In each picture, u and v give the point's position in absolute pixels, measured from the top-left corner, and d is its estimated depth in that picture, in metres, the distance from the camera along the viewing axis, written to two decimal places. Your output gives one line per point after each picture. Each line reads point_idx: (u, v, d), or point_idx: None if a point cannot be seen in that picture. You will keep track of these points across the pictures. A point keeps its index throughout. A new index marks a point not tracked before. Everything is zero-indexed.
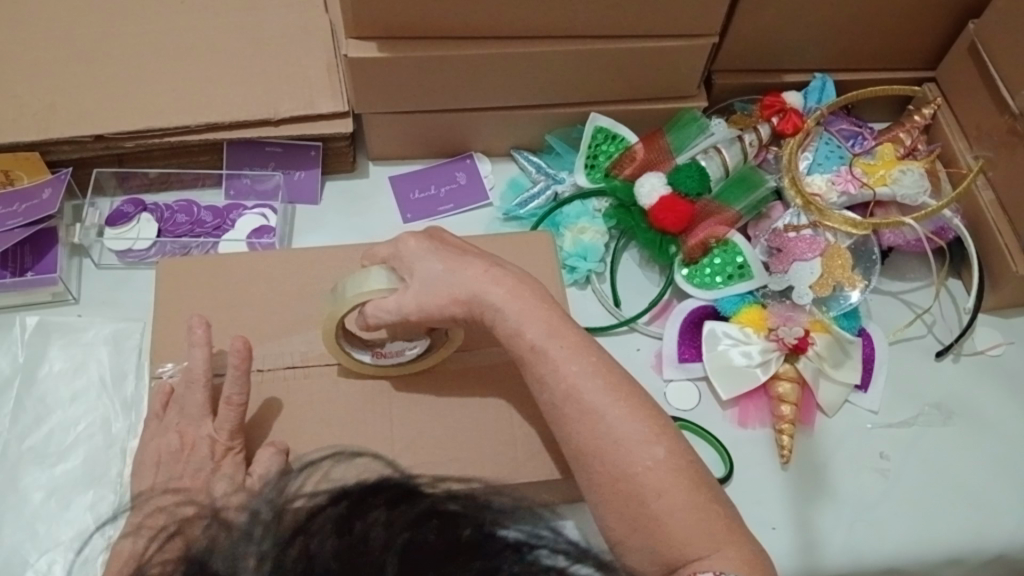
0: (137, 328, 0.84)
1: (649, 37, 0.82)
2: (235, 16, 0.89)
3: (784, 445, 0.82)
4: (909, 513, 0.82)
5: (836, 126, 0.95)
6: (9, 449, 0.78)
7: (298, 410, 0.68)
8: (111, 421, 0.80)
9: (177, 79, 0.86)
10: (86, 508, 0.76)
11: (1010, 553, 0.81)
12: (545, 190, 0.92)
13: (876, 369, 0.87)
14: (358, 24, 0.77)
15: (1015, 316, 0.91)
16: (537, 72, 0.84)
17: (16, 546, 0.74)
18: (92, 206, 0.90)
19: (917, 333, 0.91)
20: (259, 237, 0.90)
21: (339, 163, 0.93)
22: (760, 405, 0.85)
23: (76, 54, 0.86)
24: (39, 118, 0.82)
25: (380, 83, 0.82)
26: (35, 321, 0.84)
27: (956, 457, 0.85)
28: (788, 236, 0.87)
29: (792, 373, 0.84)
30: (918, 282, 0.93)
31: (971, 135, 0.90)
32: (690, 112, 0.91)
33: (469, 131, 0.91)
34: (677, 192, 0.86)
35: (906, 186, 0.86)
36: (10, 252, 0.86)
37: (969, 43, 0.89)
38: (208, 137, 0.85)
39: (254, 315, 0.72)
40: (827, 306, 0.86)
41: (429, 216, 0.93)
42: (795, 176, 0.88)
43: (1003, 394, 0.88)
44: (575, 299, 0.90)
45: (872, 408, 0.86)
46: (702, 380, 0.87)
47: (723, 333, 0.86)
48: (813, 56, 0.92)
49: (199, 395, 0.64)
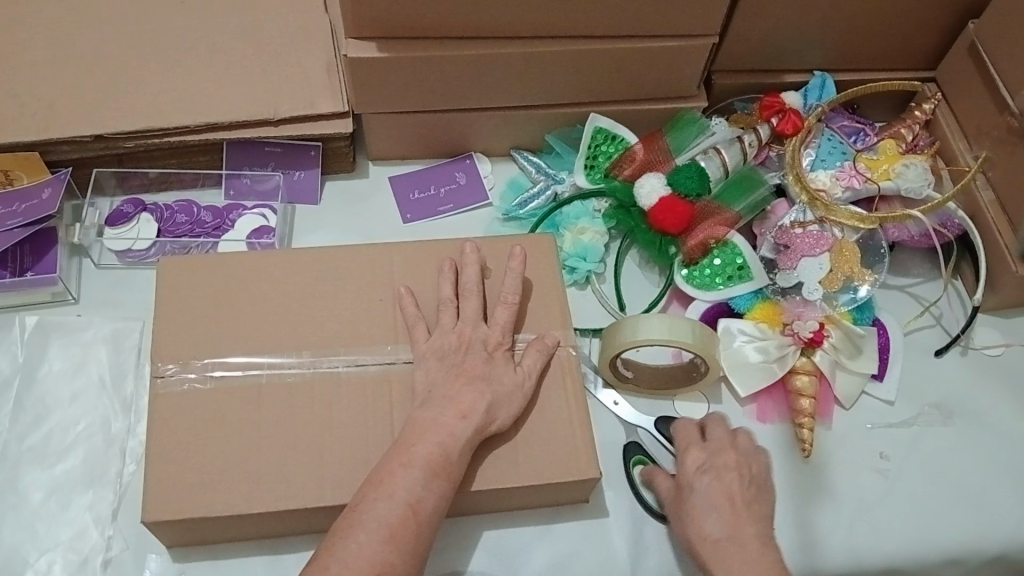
0: (136, 328, 0.84)
1: (649, 37, 0.83)
2: (237, 16, 0.89)
3: (806, 440, 0.81)
4: (910, 513, 0.81)
5: (837, 122, 0.94)
6: (9, 449, 0.78)
7: (298, 408, 0.69)
8: (110, 421, 0.80)
9: (178, 78, 0.86)
10: (86, 508, 0.76)
11: (1010, 553, 0.81)
12: (545, 190, 0.92)
13: (891, 360, 0.88)
14: (359, 24, 0.77)
15: (1014, 316, 0.92)
16: (536, 72, 0.84)
17: (16, 546, 0.74)
18: (92, 206, 0.90)
19: (927, 325, 0.91)
20: (259, 237, 0.89)
21: (339, 163, 0.93)
22: (778, 399, 0.85)
23: (77, 54, 0.86)
24: (39, 118, 0.82)
25: (379, 83, 0.82)
26: (35, 321, 0.83)
27: (956, 456, 0.84)
28: (794, 232, 0.86)
29: (809, 367, 0.83)
30: (927, 275, 0.94)
31: (971, 135, 0.90)
32: (690, 112, 0.92)
33: (470, 132, 0.92)
34: (677, 192, 0.86)
35: (910, 179, 0.87)
36: (10, 251, 0.86)
37: (969, 42, 0.89)
38: (208, 137, 0.85)
39: (254, 316, 0.72)
40: (839, 299, 0.86)
41: (429, 216, 0.93)
42: (800, 173, 0.87)
43: (1004, 393, 0.88)
44: (575, 298, 0.90)
45: (888, 399, 0.86)
46: (724, 384, 0.86)
47: (738, 330, 0.85)
48: (814, 56, 0.92)
49: (495, 358, 0.69)
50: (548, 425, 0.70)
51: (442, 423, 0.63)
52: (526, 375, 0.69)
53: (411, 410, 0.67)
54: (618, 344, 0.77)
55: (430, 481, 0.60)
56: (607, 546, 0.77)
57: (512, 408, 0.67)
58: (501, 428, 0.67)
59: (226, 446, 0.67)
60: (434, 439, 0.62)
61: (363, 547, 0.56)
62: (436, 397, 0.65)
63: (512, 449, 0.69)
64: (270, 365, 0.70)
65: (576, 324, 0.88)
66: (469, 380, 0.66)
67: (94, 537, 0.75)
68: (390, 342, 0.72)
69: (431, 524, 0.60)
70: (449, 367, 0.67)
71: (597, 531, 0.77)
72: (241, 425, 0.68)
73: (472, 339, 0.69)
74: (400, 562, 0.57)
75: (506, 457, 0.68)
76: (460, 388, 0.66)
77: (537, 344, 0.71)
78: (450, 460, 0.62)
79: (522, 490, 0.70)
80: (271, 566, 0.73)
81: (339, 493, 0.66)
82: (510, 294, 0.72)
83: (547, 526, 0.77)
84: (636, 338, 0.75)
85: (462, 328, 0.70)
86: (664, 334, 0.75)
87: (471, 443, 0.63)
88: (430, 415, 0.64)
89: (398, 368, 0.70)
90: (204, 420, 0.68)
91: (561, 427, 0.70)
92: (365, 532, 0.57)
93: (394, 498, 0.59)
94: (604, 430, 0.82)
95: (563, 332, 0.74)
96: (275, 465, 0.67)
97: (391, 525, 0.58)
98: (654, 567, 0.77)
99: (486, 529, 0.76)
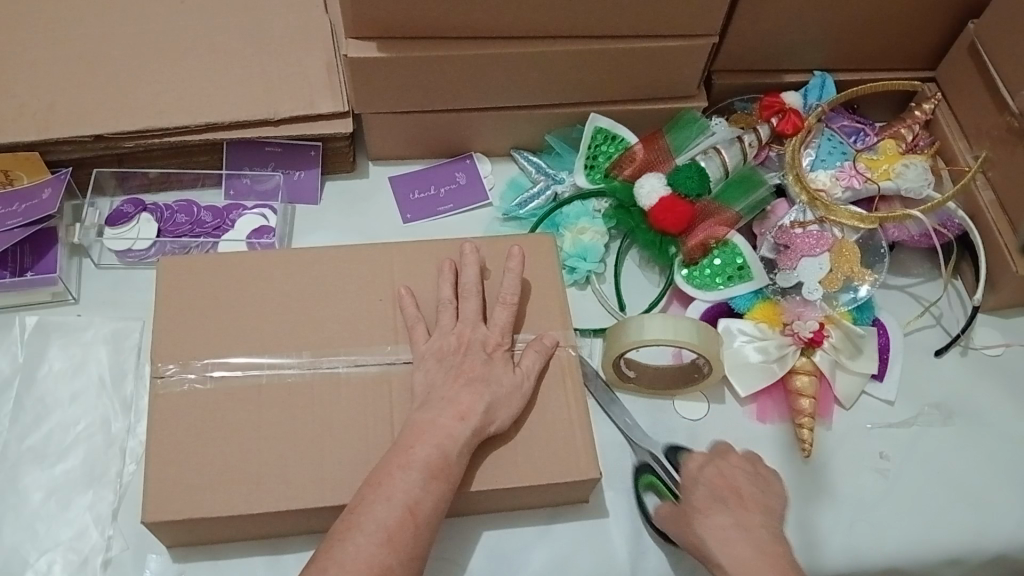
0: (136, 328, 0.84)
1: (648, 37, 0.83)
2: (236, 16, 0.89)
3: (806, 440, 0.81)
4: (910, 514, 0.81)
5: (837, 122, 0.94)
6: (9, 449, 0.78)
7: (298, 408, 0.69)
8: (110, 421, 0.80)
9: (177, 78, 0.86)
10: (86, 508, 0.76)
11: (1010, 553, 0.81)
12: (545, 190, 0.92)
13: (891, 360, 0.88)
14: (358, 24, 0.77)
15: (1014, 316, 0.92)
16: (536, 72, 0.84)
17: (16, 546, 0.74)
18: (92, 206, 0.90)
19: (927, 325, 0.91)
20: (259, 237, 0.89)
21: (339, 163, 0.93)
22: (778, 399, 0.85)
23: (77, 54, 0.86)
24: (39, 118, 0.82)
25: (379, 83, 0.82)
26: (35, 321, 0.83)
27: (956, 456, 0.84)
28: (794, 232, 0.86)
29: (809, 367, 0.83)
30: (927, 275, 0.94)
31: (971, 134, 0.90)
32: (690, 112, 0.91)
33: (470, 132, 0.92)
34: (677, 192, 0.86)
35: (910, 179, 0.87)
36: (10, 252, 0.86)
37: (969, 42, 0.89)
38: (208, 137, 0.85)
39: (253, 316, 0.72)
40: (839, 299, 0.86)
41: (429, 216, 0.93)
42: (800, 172, 0.87)
43: (1004, 393, 0.88)
44: (575, 298, 0.90)
45: (888, 399, 0.86)
46: (724, 384, 0.86)
47: (738, 330, 0.85)
48: (814, 56, 0.92)
49: (495, 359, 0.69)
50: (548, 426, 0.70)
51: (441, 425, 0.63)
52: (525, 375, 0.69)
53: (411, 411, 0.67)
54: (621, 343, 0.76)
55: (429, 482, 0.60)
56: (606, 546, 0.77)
57: (511, 408, 0.67)
58: (501, 429, 0.67)
59: (226, 446, 0.67)
60: (434, 439, 0.62)
61: (361, 550, 0.56)
62: (435, 398, 0.66)
63: (512, 449, 0.69)
64: (270, 365, 0.70)
65: (576, 324, 0.88)
66: (469, 380, 0.66)
67: (94, 537, 0.75)
68: (390, 342, 0.72)
69: (429, 526, 0.60)
70: (448, 368, 0.67)
71: (597, 531, 0.77)
72: (240, 426, 0.68)
73: (471, 340, 0.69)
74: (399, 563, 0.57)
75: (506, 457, 0.68)
76: (460, 388, 0.66)
77: (536, 345, 0.71)
78: (448, 462, 0.62)
79: (521, 489, 0.70)
80: (271, 566, 0.73)
81: (339, 494, 0.66)
82: (510, 294, 0.72)
83: (547, 526, 0.77)
84: (638, 336, 0.75)
85: (461, 330, 0.70)
86: (667, 333, 0.75)
87: (470, 443, 0.63)
88: (429, 416, 0.64)
89: (398, 368, 0.70)
90: (204, 421, 0.68)
91: (561, 427, 0.70)
92: (364, 534, 0.57)
93: (392, 500, 0.59)
94: (604, 430, 0.82)
95: (562, 332, 0.74)
96: (275, 465, 0.67)
97: (388, 527, 0.58)
98: (654, 567, 0.77)
99: (486, 530, 0.76)
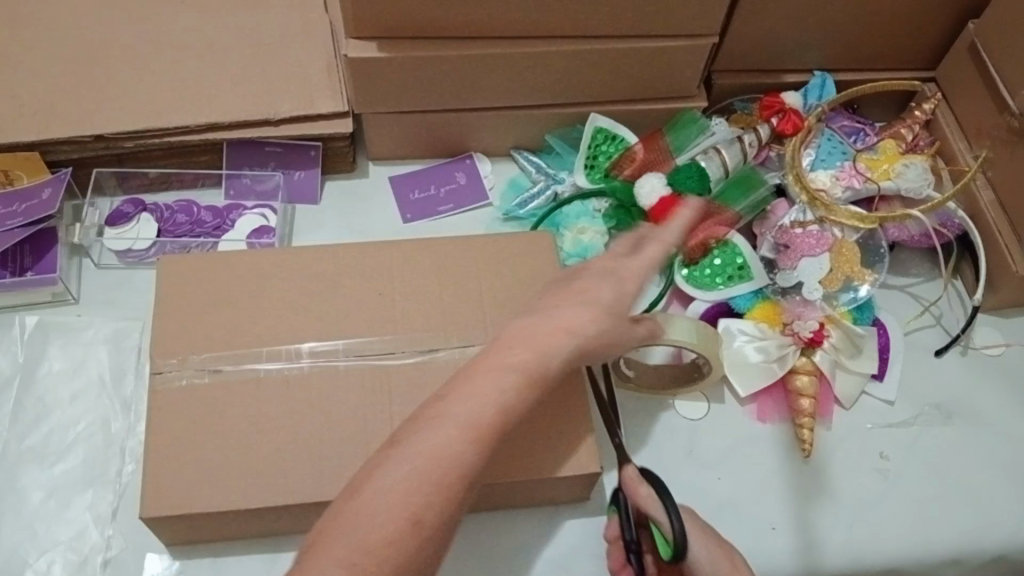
0: (136, 328, 0.84)
1: (648, 37, 0.83)
2: (237, 16, 0.89)
3: (806, 440, 0.81)
4: (909, 513, 0.81)
5: (836, 122, 0.94)
6: (9, 449, 0.78)
7: (297, 407, 0.69)
8: (110, 421, 0.80)
9: (177, 78, 0.86)
10: (85, 508, 0.76)
11: (1011, 553, 0.81)
12: (545, 190, 0.92)
13: (891, 359, 0.87)
14: (359, 23, 0.77)
15: (1014, 316, 0.92)
16: (536, 71, 0.84)
17: (16, 546, 0.74)
18: (92, 206, 0.90)
19: (927, 325, 0.91)
20: (259, 237, 0.90)
21: (339, 163, 0.93)
22: (778, 399, 0.85)
23: (77, 54, 0.86)
24: (39, 118, 0.82)
25: (379, 83, 0.82)
26: (35, 321, 0.83)
27: (956, 456, 0.84)
28: (794, 232, 0.86)
29: (809, 366, 0.83)
30: (927, 275, 0.94)
31: (970, 135, 0.90)
32: (690, 112, 0.91)
33: (470, 131, 0.92)
34: (677, 191, 0.85)
35: (910, 178, 0.86)
36: (9, 252, 0.86)
37: (969, 43, 0.89)
38: (208, 136, 0.85)
39: (252, 315, 0.72)
40: (839, 299, 0.86)
41: (429, 216, 0.93)
42: (800, 172, 0.87)
43: (1003, 393, 0.88)
44: None
45: (888, 399, 0.86)
46: (724, 384, 0.86)
47: (738, 330, 0.85)
48: (814, 56, 0.92)
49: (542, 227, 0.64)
50: (548, 425, 0.69)
51: None
52: None
53: None
54: None
55: None
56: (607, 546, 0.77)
57: None
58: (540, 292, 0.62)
59: (224, 446, 0.67)
60: None
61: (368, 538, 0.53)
62: None
63: (511, 448, 0.68)
64: (269, 364, 0.70)
65: None
66: None
67: (93, 537, 0.75)
68: (389, 342, 0.71)
69: None
70: None
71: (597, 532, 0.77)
72: (239, 425, 0.68)
73: None
74: None
75: (505, 456, 0.68)
76: None
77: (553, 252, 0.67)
78: None
79: (522, 486, 0.70)
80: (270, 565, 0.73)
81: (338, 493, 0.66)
82: None
83: (547, 525, 0.77)
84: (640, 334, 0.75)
85: None
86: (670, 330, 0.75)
87: None
88: None
89: (397, 367, 0.70)
90: (204, 419, 0.68)
91: (560, 427, 0.70)
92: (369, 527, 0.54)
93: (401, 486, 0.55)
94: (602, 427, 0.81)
95: None
96: (274, 464, 0.67)
97: None
98: None
99: (485, 528, 0.76)
